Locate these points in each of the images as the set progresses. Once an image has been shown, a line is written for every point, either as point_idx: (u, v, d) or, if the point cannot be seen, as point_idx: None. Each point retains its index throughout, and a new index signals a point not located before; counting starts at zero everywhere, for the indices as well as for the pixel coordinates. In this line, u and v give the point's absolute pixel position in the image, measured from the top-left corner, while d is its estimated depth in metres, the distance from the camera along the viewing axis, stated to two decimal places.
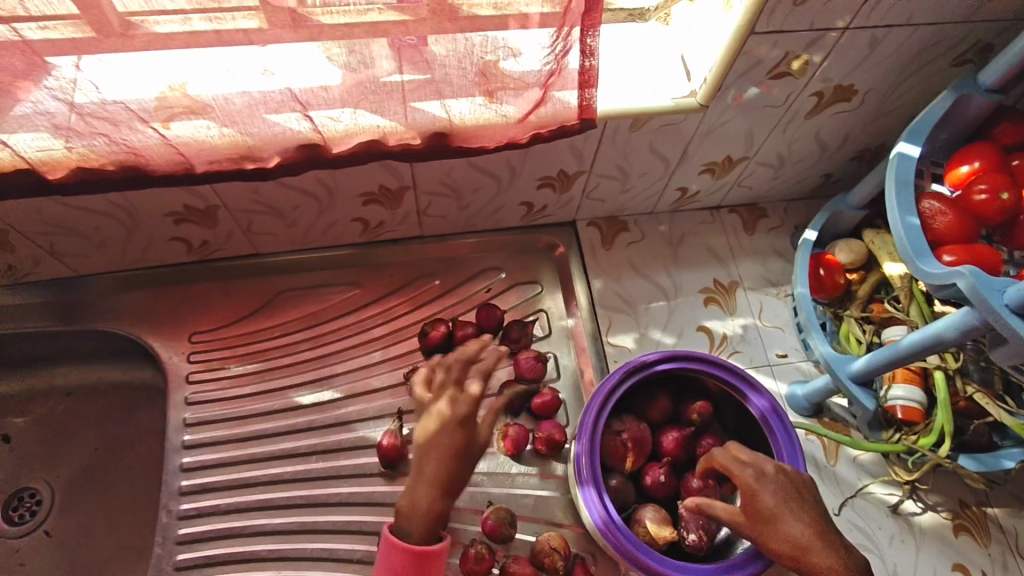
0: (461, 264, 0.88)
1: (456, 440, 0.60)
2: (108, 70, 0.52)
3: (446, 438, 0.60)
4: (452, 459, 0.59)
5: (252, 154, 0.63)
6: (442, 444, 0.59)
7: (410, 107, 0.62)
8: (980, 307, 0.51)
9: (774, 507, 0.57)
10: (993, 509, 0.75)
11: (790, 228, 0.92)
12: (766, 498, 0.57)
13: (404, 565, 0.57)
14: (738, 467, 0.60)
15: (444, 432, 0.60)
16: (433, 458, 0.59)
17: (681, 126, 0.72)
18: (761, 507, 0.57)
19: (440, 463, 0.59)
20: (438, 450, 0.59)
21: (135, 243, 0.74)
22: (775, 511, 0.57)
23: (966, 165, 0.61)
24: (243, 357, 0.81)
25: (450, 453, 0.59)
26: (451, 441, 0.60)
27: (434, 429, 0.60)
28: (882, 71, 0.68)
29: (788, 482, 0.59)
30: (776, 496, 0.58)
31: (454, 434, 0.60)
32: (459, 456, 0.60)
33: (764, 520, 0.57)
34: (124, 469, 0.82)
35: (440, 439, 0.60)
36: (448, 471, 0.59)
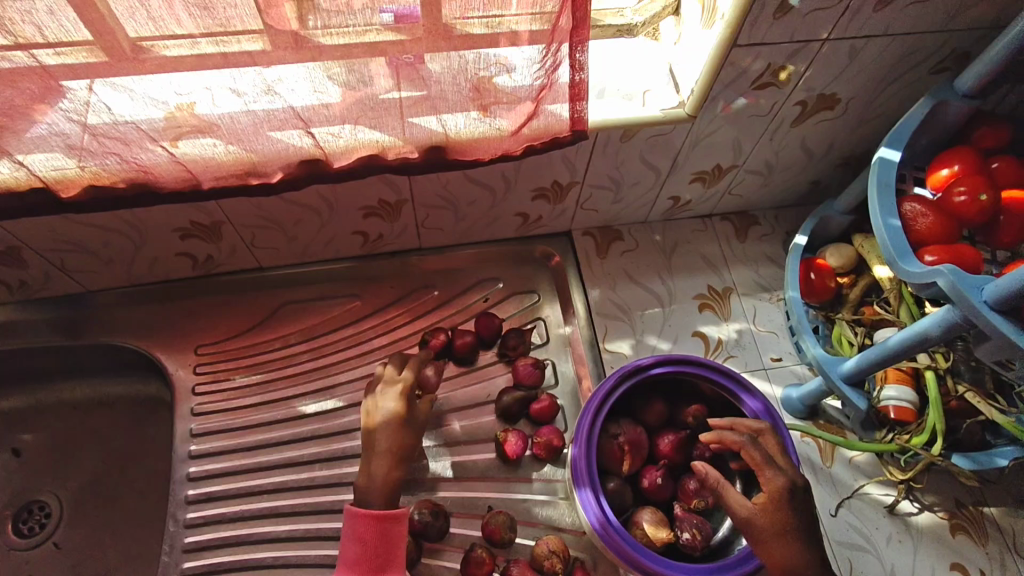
0: (460, 275, 0.90)
1: (398, 415, 0.68)
2: (123, 93, 0.55)
3: (391, 416, 0.68)
4: (395, 433, 0.67)
5: (256, 170, 0.66)
6: (385, 422, 0.67)
7: (408, 122, 0.64)
8: (960, 304, 0.52)
9: (791, 521, 0.57)
10: (989, 508, 0.76)
11: (781, 235, 0.94)
12: (785, 508, 0.57)
13: (368, 531, 0.62)
14: (772, 474, 0.59)
15: (388, 413, 0.68)
16: (384, 436, 0.67)
17: (670, 137, 0.74)
18: (779, 519, 0.57)
19: (388, 439, 0.66)
20: (384, 427, 0.67)
21: (143, 259, 0.77)
22: (789, 527, 0.57)
23: (945, 168, 0.63)
24: (247, 368, 0.83)
25: (394, 429, 0.67)
26: (394, 419, 0.67)
27: (381, 413, 0.68)
28: (863, 80, 0.71)
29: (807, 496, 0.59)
30: (796, 513, 0.57)
31: (396, 410, 0.68)
32: (400, 430, 0.67)
33: (779, 533, 0.56)
34: (131, 481, 0.84)
35: (386, 418, 0.67)
36: (396, 442, 0.66)
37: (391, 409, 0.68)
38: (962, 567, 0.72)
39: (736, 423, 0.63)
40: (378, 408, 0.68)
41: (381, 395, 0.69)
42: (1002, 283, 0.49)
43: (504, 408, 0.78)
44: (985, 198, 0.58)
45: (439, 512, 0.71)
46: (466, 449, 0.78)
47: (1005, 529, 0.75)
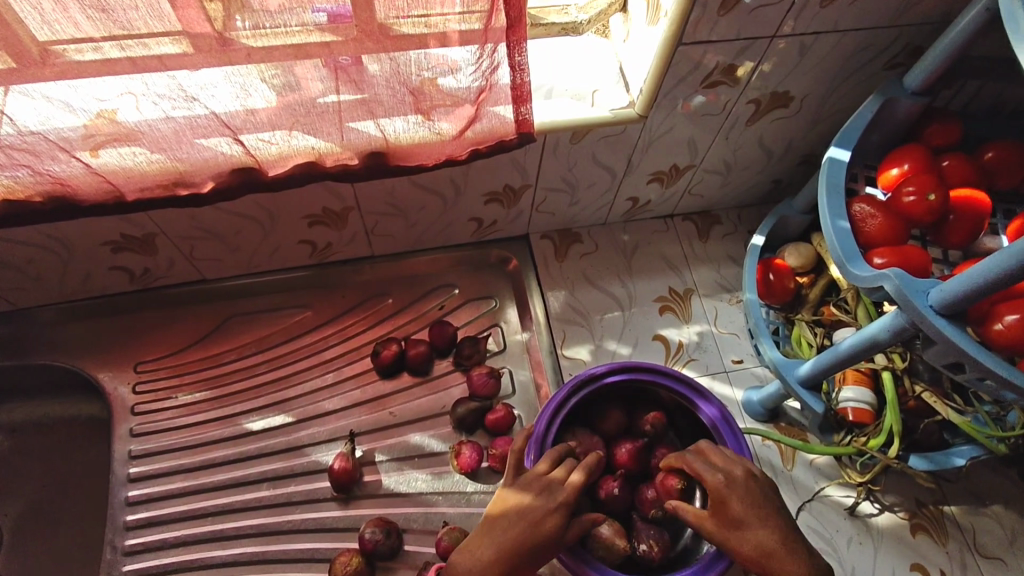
0: (415, 282, 0.87)
1: (544, 524, 0.59)
2: (35, 101, 0.51)
3: (534, 514, 0.60)
4: (540, 526, 0.59)
5: (185, 180, 0.62)
6: (520, 513, 0.60)
7: (346, 127, 0.62)
8: (906, 308, 0.50)
9: (754, 504, 0.59)
10: (949, 506, 0.75)
11: (743, 234, 0.92)
12: (751, 496, 0.59)
13: None
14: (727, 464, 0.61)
15: (528, 505, 0.60)
16: (513, 527, 0.59)
17: (622, 137, 0.72)
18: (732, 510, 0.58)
19: (511, 538, 0.59)
20: (523, 522, 0.59)
21: (74, 274, 0.73)
22: (755, 510, 0.58)
23: (895, 167, 0.62)
24: (191, 385, 0.80)
25: (527, 531, 0.59)
26: (528, 519, 0.59)
27: (523, 502, 0.61)
28: (815, 77, 0.69)
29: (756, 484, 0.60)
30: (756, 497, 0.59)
31: (545, 516, 0.59)
32: (538, 541, 0.59)
33: (748, 518, 0.58)
34: (72, 505, 0.80)
35: (528, 508, 0.60)
36: (522, 547, 0.58)
37: (551, 512, 0.60)
38: (922, 568, 0.72)
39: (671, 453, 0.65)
40: (523, 492, 0.61)
41: (537, 483, 0.62)
42: (948, 286, 0.47)
43: (459, 420, 0.76)
44: (933, 198, 0.57)
45: (392, 531, 0.69)
46: (420, 463, 0.76)
47: (965, 527, 0.74)
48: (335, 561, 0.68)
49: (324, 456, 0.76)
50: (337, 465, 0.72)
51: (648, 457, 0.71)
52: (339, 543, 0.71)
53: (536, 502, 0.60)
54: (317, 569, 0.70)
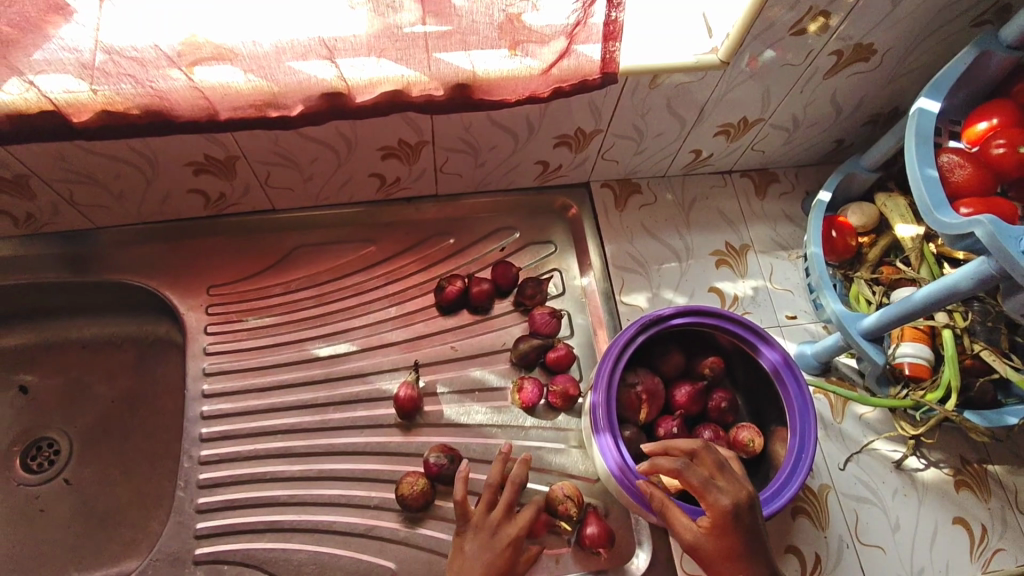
0: (474, 223, 0.88)
1: (502, 563, 0.61)
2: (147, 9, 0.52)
3: (489, 555, 0.61)
4: (500, 565, 0.61)
5: (277, 102, 0.63)
6: (477, 559, 0.61)
7: (434, 57, 0.62)
8: (996, 254, 0.51)
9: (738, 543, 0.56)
10: (994, 465, 0.77)
11: (801, 194, 0.93)
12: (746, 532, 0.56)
13: None
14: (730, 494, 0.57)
15: (485, 538, 0.62)
16: (479, 557, 0.61)
17: (700, 84, 0.73)
18: (725, 544, 0.56)
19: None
20: (481, 565, 0.60)
21: (153, 194, 0.75)
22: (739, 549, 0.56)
23: (983, 122, 0.62)
24: (258, 310, 0.82)
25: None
26: (487, 560, 0.61)
27: (478, 546, 0.62)
28: (902, 29, 0.69)
29: (755, 515, 0.57)
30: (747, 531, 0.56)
31: (500, 553, 0.61)
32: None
33: (735, 557, 0.56)
34: (141, 419, 0.84)
35: (489, 541, 0.62)
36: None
37: (503, 548, 0.61)
38: (964, 522, 0.74)
39: (669, 447, 0.61)
40: (488, 526, 0.63)
41: (483, 528, 0.63)
42: None
43: (520, 356, 0.78)
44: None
45: (455, 456, 0.72)
46: (480, 397, 0.78)
47: (1008, 486, 0.76)
48: (402, 480, 0.70)
49: (387, 384, 0.78)
50: (402, 393, 0.74)
51: (706, 399, 0.73)
52: (402, 466, 0.74)
53: (487, 545, 0.61)
54: (383, 488, 0.73)
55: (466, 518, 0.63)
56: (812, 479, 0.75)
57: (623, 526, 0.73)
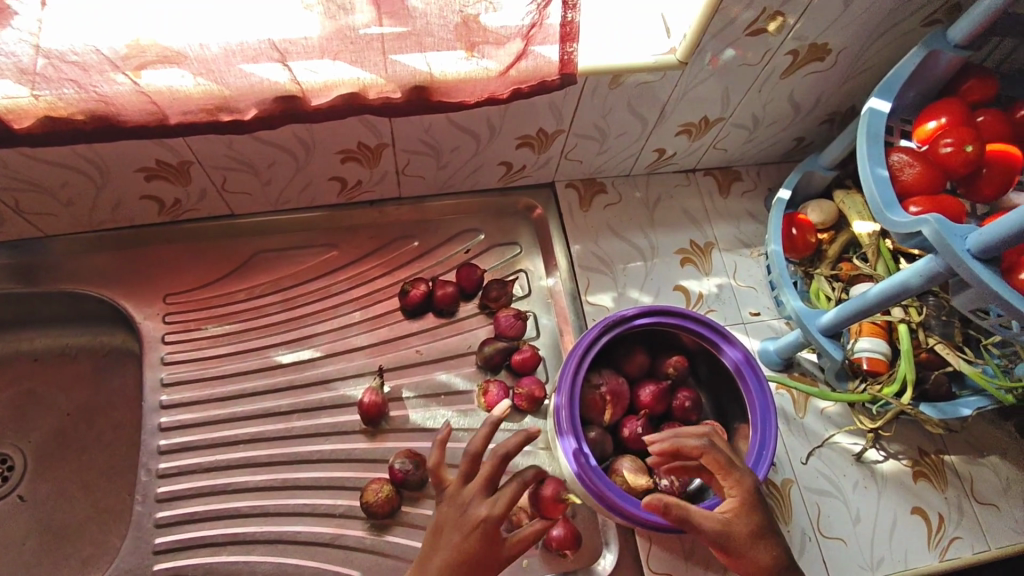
0: (439, 225, 0.88)
1: (471, 547, 0.52)
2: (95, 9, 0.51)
3: (458, 536, 0.53)
4: (471, 549, 0.52)
5: (229, 106, 0.62)
6: (445, 541, 0.53)
7: (391, 59, 0.61)
8: (943, 253, 0.53)
9: (762, 522, 0.56)
10: (949, 456, 0.79)
11: (763, 191, 0.94)
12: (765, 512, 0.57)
13: None
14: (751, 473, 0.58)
15: (456, 515, 0.54)
16: (448, 538, 0.53)
17: (660, 84, 0.73)
18: (751, 524, 0.55)
19: (440, 565, 0.52)
20: (447, 549, 0.52)
21: (105, 201, 0.73)
22: (764, 529, 0.55)
23: (933, 121, 0.63)
24: (219, 317, 0.80)
25: (453, 562, 0.52)
26: (454, 542, 0.52)
27: (445, 525, 0.54)
28: (855, 30, 0.70)
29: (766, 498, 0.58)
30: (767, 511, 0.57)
31: (469, 535, 0.52)
32: (469, 566, 0.52)
33: (760, 538, 0.55)
34: (98, 432, 0.81)
35: (459, 519, 0.54)
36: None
37: (472, 531, 0.52)
38: (922, 511, 0.76)
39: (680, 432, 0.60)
40: (459, 500, 0.55)
41: (456, 504, 0.55)
42: (987, 232, 0.50)
43: (485, 358, 0.77)
44: (970, 150, 0.59)
45: (421, 462, 0.71)
46: (447, 400, 0.78)
47: (963, 475, 0.78)
48: (366, 487, 0.70)
49: (351, 390, 0.77)
50: (367, 398, 0.74)
51: (670, 398, 0.74)
52: (367, 473, 0.73)
53: (455, 524, 0.53)
54: (347, 496, 0.72)
55: (441, 490, 0.57)
56: (775, 474, 0.76)
57: (590, 528, 0.73)
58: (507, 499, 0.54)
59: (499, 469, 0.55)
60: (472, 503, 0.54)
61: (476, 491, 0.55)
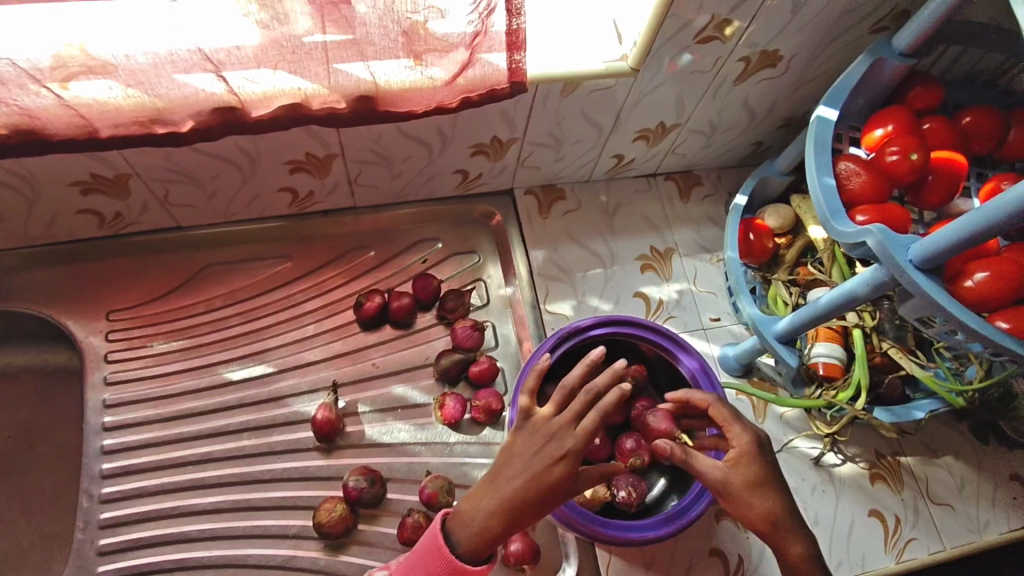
0: (396, 235, 0.86)
1: (551, 475, 0.55)
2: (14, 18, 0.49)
3: (541, 462, 0.55)
4: (546, 478, 0.55)
5: (163, 118, 0.59)
6: (524, 463, 0.56)
7: (333, 69, 0.59)
8: (887, 263, 0.53)
9: (762, 472, 0.58)
10: (906, 457, 0.80)
11: (723, 196, 0.94)
12: (767, 462, 0.58)
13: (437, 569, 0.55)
14: (741, 429, 0.60)
15: (536, 446, 0.56)
16: (526, 464, 0.55)
17: (614, 91, 0.72)
18: (751, 473, 0.58)
19: (514, 486, 0.55)
20: (527, 472, 0.55)
21: (39, 216, 0.70)
22: (761, 478, 0.58)
23: (880, 128, 0.63)
24: (167, 334, 0.78)
25: (531, 483, 0.55)
26: (534, 467, 0.55)
27: (527, 450, 0.56)
28: (805, 36, 0.69)
29: (770, 453, 0.60)
30: (767, 463, 0.59)
31: (552, 462, 0.55)
32: (546, 490, 0.54)
33: (756, 488, 0.57)
34: (40, 455, 0.78)
35: (542, 449, 0.56)
36: (527, 495, 0.54)
37: (556, 460, 0.55)
38: (879, 514, 0.76)
39: (688, 397, 0.63)
40: (545, 432, 0.56)
41: (541, 432, 0.57)
42: (929, 243, 0.50)
43: (442, 371, 0.76)
44: (915, 157, 0.59)
45: (376, 479, 0.69)
46: (404, 414, 0.76)
47: (919, 477, 0.79)
48: (319, 507, 0.68)
49: (305, 406, 0.76)
50: (320, 415, 0.72)
51: (628, 408, 0.73)
52: (322, 491, 0.71)
53: (538, 451, 0.56)
54: (300, 516, 0.70)
55: (527, 419, 0.59)
56: None
57: (550, 540, 0.72)
58: (590, 436, 0.56)
59: (589, 408, 0.57)
60: (558, 437, 0.56)
61: (562, 424, 0.56)
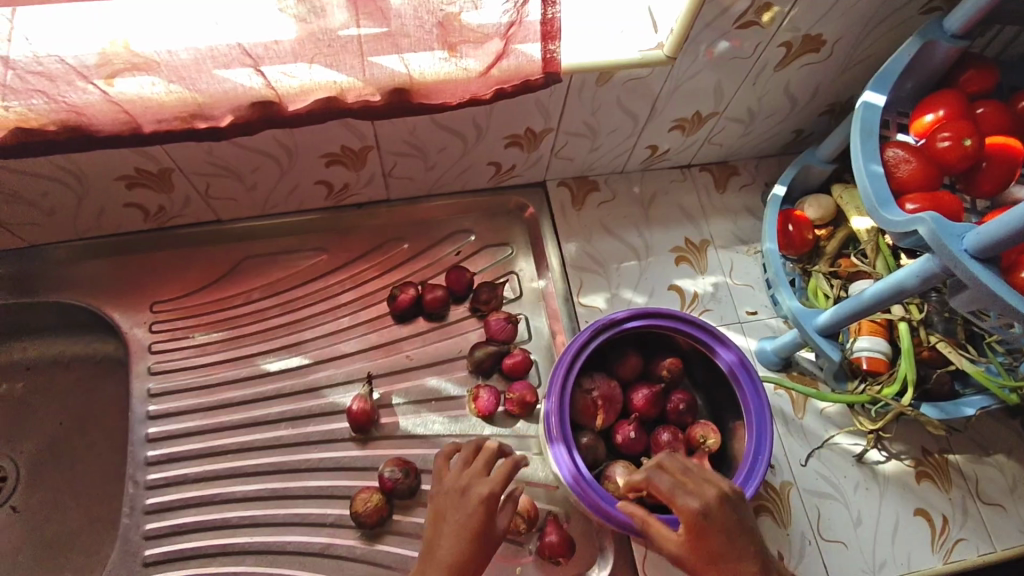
0: (430, 227, 0.86)
1: (475, 524, 0.53)
2: None
3: (463, 516, 0.53)
4: (472, 532, 0.52)
5: (204, 113, 0.60)
6: (453, 523, 0.53)
7: (368, 61, 0.59)
8: (939, 252, 0.51)
9: (716, 542, 0.51)
10: (954, 455, 0.77)
11: (761, 186, 0.91)
12: (720, 527, 0.51)
13: None
14: (685, 499, 0.52)
15: (456, 503, 0.54)
16: (451, 524, 0.53)
17: (649, 80, 0.71)
18: (706, 548, 0.51)
19: (451, 551, 0.52)
20: (451, 532, 0.53)
21: (87, 210, 0.72)
22: (718, 549, 0.51)
23: (930, 114, 0.60)
24: (207, 325, 0.80)
25: (461, 540, 0.52)
26: (463, 523, 0.53)
27: (450, 509, 0.54)
28: (851, 19, 0.67)
29: (733, 510, 0.53)
30: (721, 531, 0.51)
31: (470, 514, 0.53)
32: (473, 543, 0.52)
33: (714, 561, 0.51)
34: (89, 442, 0.81)
35: (461, 505, 0.54)
36: (459, 556, 0.51)
37: (473, 511, 0.53)
38: (926, 513, 0.74)
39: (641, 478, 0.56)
40: (458, 488, 0.55)
41: (456, 487, 0.55)
42: (985, 232, 0.48)
43: (476, 363, 0.76)
44: (969, 143, 0.56)
45: (411, 470, 0.70)
46: (437, 406, 0.76)
47: (969, 476, 0.76)
48: (355, 497, 0.69)
49: (341, 398, 0.77)
50: (356, 406, 0.73)
51: (663, 401, 0.72)
52: (357, 481, 0.72)
53: (460, 508, 0.54)
54: (338, 505, 0.71)
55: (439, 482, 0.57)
56: (773, 476, 0.74)
57: (585, 534, 0.72)
58: (506, 473, 0.55)
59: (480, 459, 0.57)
60: (476, 486, 0.55)
61: (469, 473, 0.56)
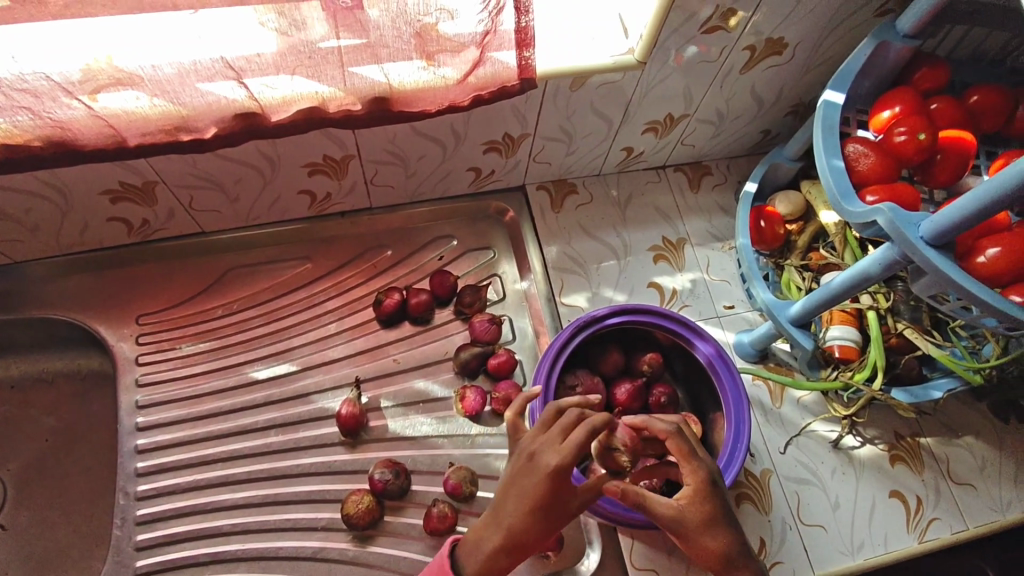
0: (413, 233, 0.88)
1: (533, 491, 0.50)
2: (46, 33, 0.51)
3: (530, 481, 0.50)
4: (534, 498, 0.50)
5: (188, 126, 0.61)
6: (514, 488, 0.51)
7: (349, 72, 0.61)
8: (898, 240, 0.54)
9: (716, 510, 0.50)
10: (925, 438, 0.80)
11: (733, 184, 0.94)
12: (718, 497, 0.50)
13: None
14: (700, 462, 0.50)
15: (522, 469, 0.51)
16: (513, 488, 0.51)
17: (621, 85, 0.73)
18: (706, 513, 0.50)
19: (513, 511, 0.51)
20: (516, 494, 0.51)
21: (71, 225, 0.72)
22: (715, 516, 0.50)
23: (887, 110, 0.64)
24: (194, 336, 0.81)
25: (524, 503, 0.50)
26: (525, 487, 0.50)
27: (516, 471, 0.52)
28: (810, 23, 0.70)
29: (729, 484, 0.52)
30: (721, 501, 0.50)
31: (537, 484, 0.50)
32: (534, 510, 0.50)
33: (706, 527, 0.49)
34: (78, 457, 0.81)
35: (527, 469, 0.51)
36: (518, 522, 0.50)
37: (539, 478, 0.50)
38: (900, 494, 0.77)
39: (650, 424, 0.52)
40: (527, 453, 0.52)
41: (527, 451, 0.52)
42: (939, 219, 0.51)
43: (462, 364, 0.78)
44: (924, 137, 0.60)
45: (400, 471, 0.71)
46: (425, 408, 0.78)
47: (940, 457, 0.79)
48: (347, 499, 0.70)
49: (329, 403, 0.78)
50: (345, 410, 0.74)
51: (645, 395, 0.74)
52: (347, 484, 0.73)
53: (522, 470, 0.51)
54: (329, 509, 0.72)
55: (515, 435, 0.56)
56: (754, 464, 0.76)
57: (573, 527, 0.73)
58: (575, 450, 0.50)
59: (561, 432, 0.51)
60: (544, 454, 0.51)
61: (545, 438, 0.52)
